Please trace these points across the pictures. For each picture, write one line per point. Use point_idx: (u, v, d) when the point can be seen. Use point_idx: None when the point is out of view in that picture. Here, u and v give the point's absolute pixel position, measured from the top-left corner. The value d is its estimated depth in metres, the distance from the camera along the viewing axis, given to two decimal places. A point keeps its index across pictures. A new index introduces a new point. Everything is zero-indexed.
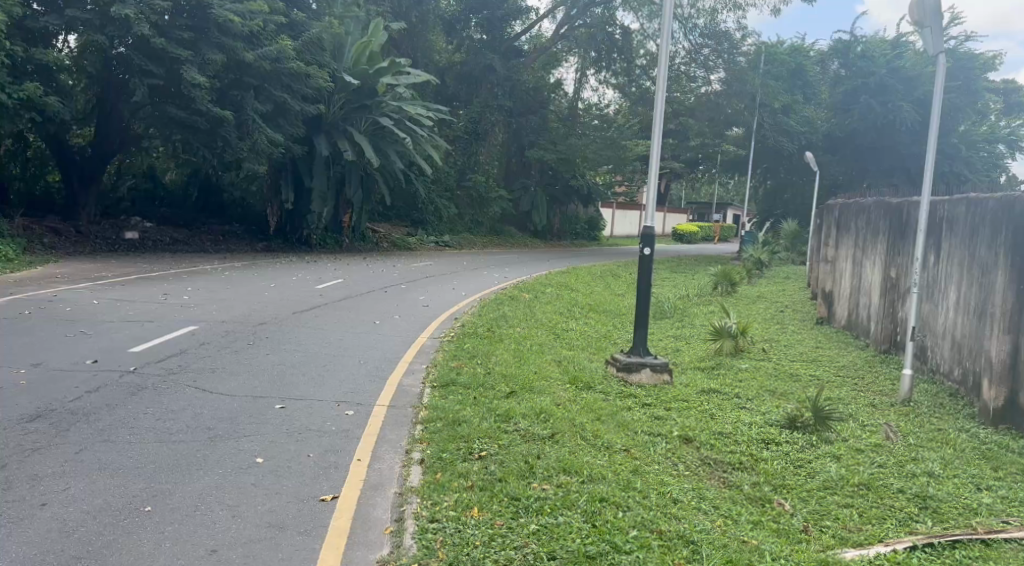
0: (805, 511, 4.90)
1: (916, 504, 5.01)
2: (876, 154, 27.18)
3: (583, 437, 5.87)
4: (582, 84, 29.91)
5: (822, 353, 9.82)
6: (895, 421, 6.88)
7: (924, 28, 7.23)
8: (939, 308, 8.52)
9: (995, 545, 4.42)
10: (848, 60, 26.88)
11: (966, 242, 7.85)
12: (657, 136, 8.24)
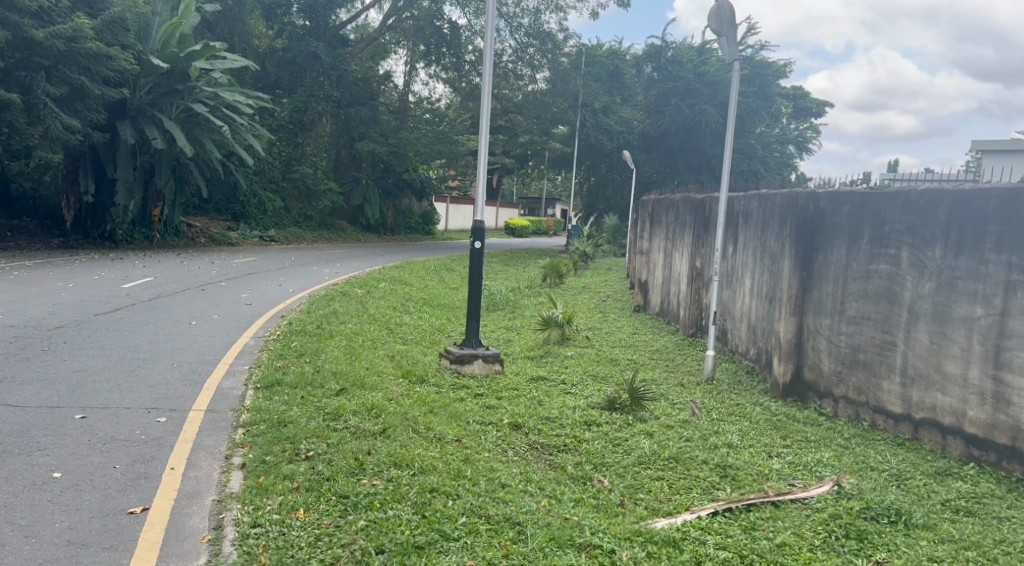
0: (622, 486, 5.22)
1: (717, 473, 5.49)
2: (686, 153, 29.28)
3: (414, 430, 5.89)
4: (411, 77, 29.75)
5: (640, 339, 10.46)
6: (701, 398, 7.48)
7: (720, 37, 7.87)
8: (738, 294, 9.35)
9: (783, 506, 4.94)
10: (660, 65, 28.87)
11: (759, 234, 8.67)
12: (483, 132, 8.38)
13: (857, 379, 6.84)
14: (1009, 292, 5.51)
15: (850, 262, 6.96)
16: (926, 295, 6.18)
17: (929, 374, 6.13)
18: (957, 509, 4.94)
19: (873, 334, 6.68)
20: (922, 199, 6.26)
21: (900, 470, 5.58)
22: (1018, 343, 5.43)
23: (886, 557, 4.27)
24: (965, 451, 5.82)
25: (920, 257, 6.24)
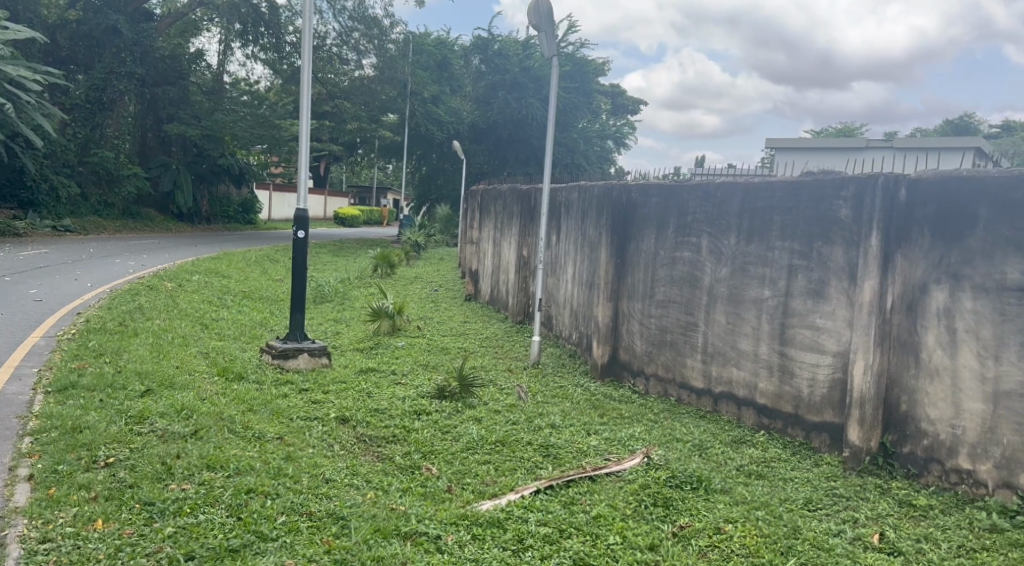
0: (449, 472, 5.28)
1: (540, 453, 5.69)
2: (513, 145, 29.91)
3: (230, 430, 5.61)
4: (226, 57, 28.15)
5: (470, 327, 10.59)
6: (527, 382, 7.72)
7: (539, 32, 8.11)
8: (561, 281, 9.73)
9: (599, 480, 5.21)
10: (487, 57, 29.38)
11: (580, 224, 9.04)
12: (302, 118, 8.11)
13: (665, 358, 7.36)
14: (791, 275, 6.13)
15: (659, 250, 7.46)
16: (723, 279, 6.75)
17: (727, 351, 6.71)
18: (750, 472, 5.44)
19: (680, 316, 7.20)
20: (719, 191, 6.81)
21: (702, 440, 6.06)
22: (798, 321, 6.06)
23: (689, 521, 4.63)
24: (757, 420, 6.42)
25: (718, 244, 6.80)
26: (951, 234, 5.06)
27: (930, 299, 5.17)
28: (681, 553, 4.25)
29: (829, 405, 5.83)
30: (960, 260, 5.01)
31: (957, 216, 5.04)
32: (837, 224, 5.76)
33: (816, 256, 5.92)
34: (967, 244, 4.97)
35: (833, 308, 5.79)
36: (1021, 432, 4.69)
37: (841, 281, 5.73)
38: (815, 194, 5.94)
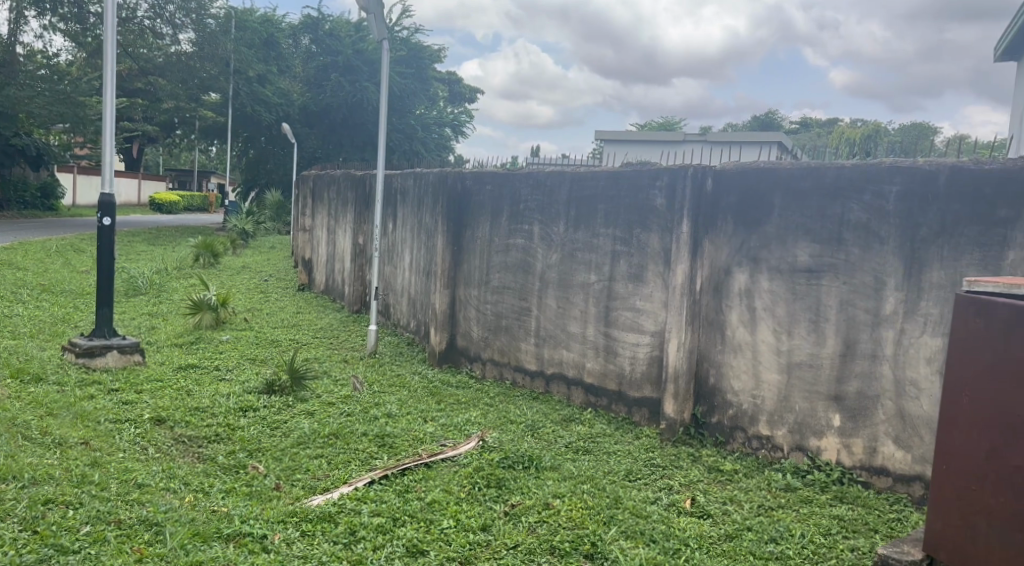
0: (278, 469, 5.09)
1: (375, 444, 5.62)
2: (348, 130, 29.17)
3: (25, 437, 5.09)
4: (18, 25, 25.30)
5: (302, 318, 10.26)
6: (362, 372, 7.60)
7: (367, 13, 7.95)
8: (398, 269, 9.64)
9: (434, 466, 5.24)
10: (318, 37, 28.55)
11: (415, 211, 9.00)
12: (106, 94, 7.46)
13: (500, 342, 7.51)
14: (614, 261, 6.44)
15: (492, 237, 7.57)
16: (553, 265, 6.97)
17: (557, 334, 6.95)
18: (578, 449, 5.69)
19: (514, 302, 7.37)
20: (548, 180, 7.01)
21: (534, 421, 6.25)
22: (621, 303, 6.38)
23: (520, 499, 4.77)
24: (585, 399, 6.71)
25: (548, 232, 7.01)
26: (751, 221, 5.52)
27: (734, 280, 5.62)
28: (511, 531, 4.37)
29: (648, 382, 6.20)
30: (759, 245, 5.48)
31: (755, 204, 5.50)
32: (654, 211, 6.11)
33: (636, 241, 6.25)
34: (765, 230, 5.44)
35: (651, 291, 6.14)
36: (810, 398, 5.21)
37: (658, 265, 6.09)
38: (634, 183, 6.26)
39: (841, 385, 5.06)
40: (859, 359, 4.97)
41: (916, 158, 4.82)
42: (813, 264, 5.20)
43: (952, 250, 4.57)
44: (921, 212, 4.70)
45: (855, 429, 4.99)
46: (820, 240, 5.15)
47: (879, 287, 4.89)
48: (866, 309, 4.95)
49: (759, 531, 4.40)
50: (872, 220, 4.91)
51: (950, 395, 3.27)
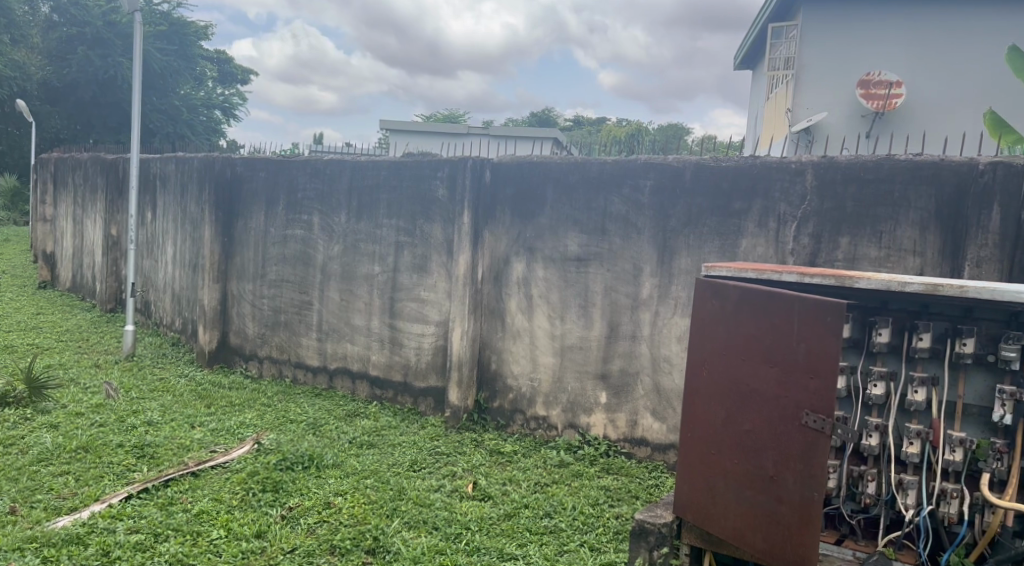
0: (12, 492, 4.49)
1: (133, 455, 5.13)
2: (101, 110, 26.32)
3: None
4: None
5: (43, 319, 9.13)
6: (117, 378, 6.90)
7: None
8: (160, 264, 8.87)
9: (203, 474, 4.90)
10: (59, 4, 25.41)
11: (178, 199, 8.33)
12: None
13: (279, 338, 7.19)
14: (396, 252, 6.40)
15: (268, 228, 7.22)
16: (335, 257, 6.79)
17: (339, 327, 6.78)
18: (362, 443, 5.59)
19: (291, 295, 7.09)
20: (327, 168, 6.79)
21: (315, 418, 6.05)
22: (405, 295, 6.36)
23: (299, 501, 4.60)
24: (369, 392, 6.62)
25: (328, 222, 6.81)
26: (527, 212, 5.74)
27: (512, 270, 5.82)
28: (288, 535, 4.20)
29: (432, 371, 6.24)
30: (533, 235, 5.71)
31: (529, 197, 5.72)
32: (435, 202, 6.14)
33: (418, 232, 6.26)
34: (539, 221, 5.68)
35: (435, 281, 6.19)
36: (580, 378, 5.54)
37: (441, 255, 6.15)
38: (414, 174, 6.25)
39: (607, 364, 5.43)
40: (622, 340, 5.36)
41: (667, 155, 5.26)
42: (581, 253, 5.51)
43: (698, 239, 5.05)
44: (673, 204, 5.14)
45: (620, 404, 5.38)
46: (588, 231, 5.48)
47: (638, 273, 5.29)
48: (627, 294, 5.34)
49: (535, 508, 4.60)
50: (632, 212, 5.30)
51: (694, 369, 3.62)
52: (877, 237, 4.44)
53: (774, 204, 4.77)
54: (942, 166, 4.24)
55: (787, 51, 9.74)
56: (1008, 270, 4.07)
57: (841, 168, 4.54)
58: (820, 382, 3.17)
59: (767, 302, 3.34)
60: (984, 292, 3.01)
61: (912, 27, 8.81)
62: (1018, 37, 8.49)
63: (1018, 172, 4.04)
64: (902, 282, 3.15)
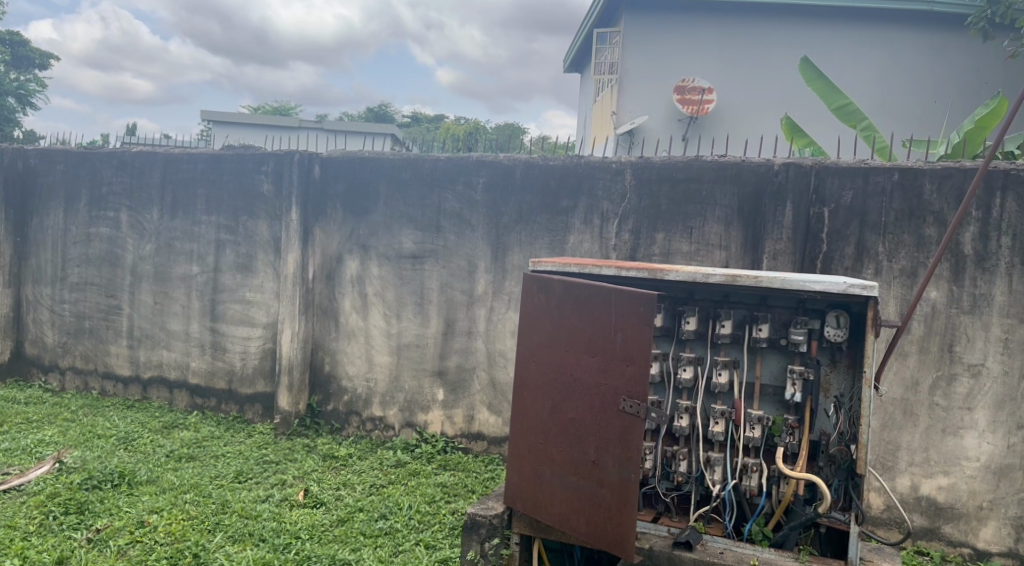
0: None
1: None
2: None
3: None
4: None
5: None
6: None
7: None
8: None
9: None
10: None
11: None
12: None
13: (83, 347, 6.60)
14: (218, 250, 6.05)
15: (69, 226, 6.60)
16: (147, 257, 6.32)
17: (154, 332, 6.32)
18: (181, 457, 5.24)
19: (98, 299, 6.52)
20: (136, 161, 6.30)
21: (127, 432, 5.60)
22: (228, 296, 6.03)
23: (108, 522, 4.24)
24: (189, 401, 6.22)
25: (140, 220, 6.33)
26: (358, 209, 5.62)
27: (345, 268, 5.68)
28: (94, 559, 3.86)
29: (260, 376, 5.96)
30: (366, 232, 5.61)
31: (360, 193, 5.61)
32: (260, 198, 5.87)
33: (242, 230, 5.95)
34: (372, 218, 5.59)
35: (261, 282, 5.92)
36: (417, 376, 5.50)
37: (267, 254, 5.89)
38: (236, 168, 5.94)
39: (443, 361, 5.43)
40: (458, 336, 5.38)
41: (497, 153, 5.34)
42: (416, 250, 5.47)
43: (529, 235, 5.17)
44: (504, 201, 5.22)
45: (457, 400, 5.40)
46: (421, 228, 5.45)
47: (472, 270, 5.33)
48: (462, 290, 5.36)
49: (370, 510, 4.52)
50: (465, 208, 5.33)
51: (521, 362, 3.69)
52: (689, 232, 4.73)
53: (597, 202, 4.97)
54: (743, 166, 4.60)
55: (611, 56, 10.08)
56: (800, 261, 4.49)
57: (656, 168, 4.80)
58: (636, 369, 3.32)
59: (588, 295, 3.46)
60: (775, 282, 3.29)
61: (723, 37, 9.50)
62: (811, 50, 9.36)
63: (807, 172, 4.47)
64: (706, 274, 3.38)
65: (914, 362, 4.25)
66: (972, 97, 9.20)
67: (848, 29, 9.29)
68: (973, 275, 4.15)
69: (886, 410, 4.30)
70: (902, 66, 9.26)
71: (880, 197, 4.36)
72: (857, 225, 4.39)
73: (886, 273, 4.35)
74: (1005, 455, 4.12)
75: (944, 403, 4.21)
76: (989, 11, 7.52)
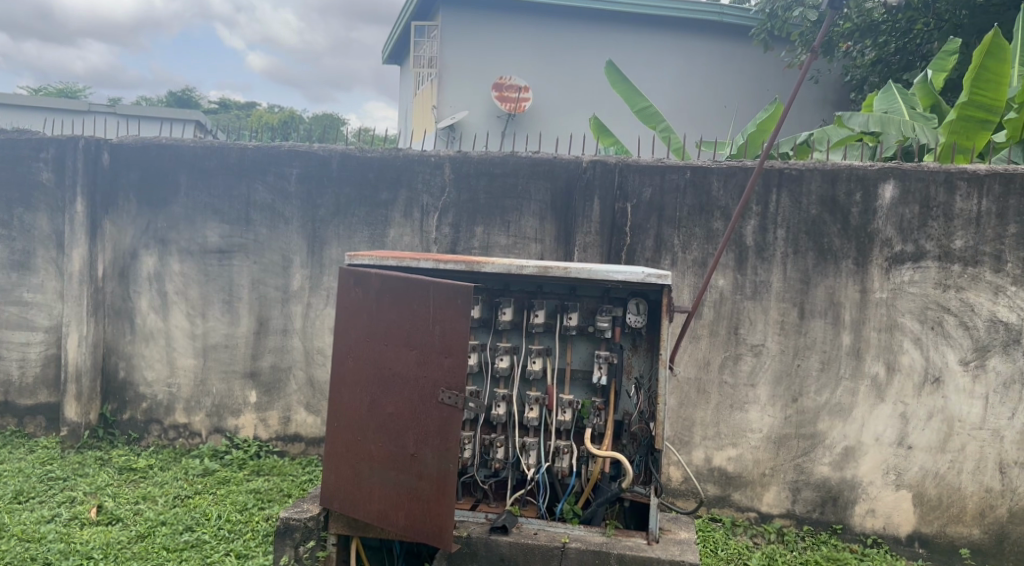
0: None
1: None
2: None
3: None
4: None
5: None
6: None
7: None
8: None
9: None
10: None
11: None
12: None
13: None
14: None
15: None
16: None
17: None
18: None
19: None
20: None
21: None
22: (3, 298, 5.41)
23: None
24: None
25: None
26: (156, 201, 5.23)
27: (141, 265, 5.26)
28: None
29: (43, 385, 5.39)
30: (166, 226, 5.23)
31: (159, 184, 5.22)
32: (39, 188, 5.30)
33: (18, 223, 5.35)
34: (172, 211, 5.22)
35: (42, 281, 5.35)
36: (226, 379, 5.22)
37: (48, 250, 5.34)
38: (9, 153, 5.33)
39: (255, 361, 5.19)
40: (272, 335, 5.16)
41: (312, 143, 5.17)
42: (223, 245, 5.18)
43: (346, 229, 5.05)
44: (318, 194, 5.07)
45: (271, 402, 5.18)
46: (228, 221, 5.17)
47: (286, 265, 5.13)
48: (275, 287, 5.15)
49: (173, 524, 4.23)
50: (276, 201, 5.12)
51: (338, 358, 3.60)
52: (506, 226, 4.84)
53: (416, 195, 4.95)
54: (554, 162, 4.77)
55: (429, 50, 10.09)
56: (607, 253, 4.74)
57: (474, 162, 4.87)
58: (453, 361, 3.35)
59: (405, 288, 3.45)
60: (582, 272, 3.45)
61: (540, 36, 9.79)
62: (619, 54, 9.89)
63: (612, 170, 4.72)
64: (519, 265, 3.48)
65: (705, 345, 4.64)
66: (758, 102, 10.13)
67: (652, 35, 9.90)
68: (754, 264, 4.58)
69: (683, 390, 4.67)
70: (697, 71, 10.03)
71: (676, 193, 4.68)
72: (656, 219, 4.69)
73: (681, 263, 4.67)
74: (783, 425, 4.58)
75: (733, 381, 4.62)
76: (769, 24, 8.31)
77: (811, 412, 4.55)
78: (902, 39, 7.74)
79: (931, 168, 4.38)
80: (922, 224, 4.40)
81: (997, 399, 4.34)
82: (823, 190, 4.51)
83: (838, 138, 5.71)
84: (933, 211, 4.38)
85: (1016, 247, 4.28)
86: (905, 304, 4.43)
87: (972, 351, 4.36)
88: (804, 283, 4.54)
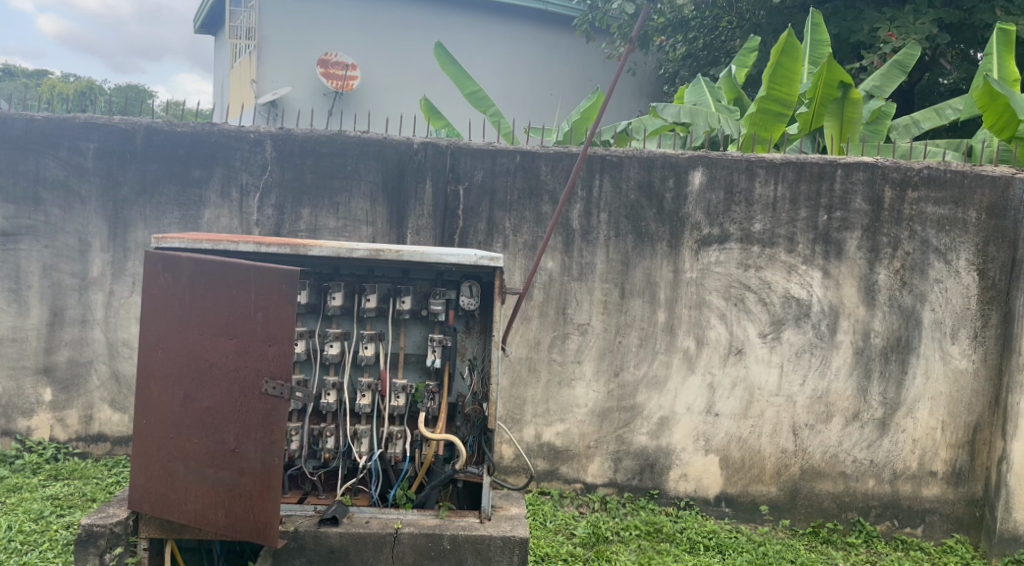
0: None
1: None
2: None
3: None
4: None
5: None
6: None
7: None
8: None
9: None
10: None
11: None
12: None
13: None
14: None
15: None
16: None
17: None
18: None
19: None
20: None
21: None
22: None
23: None
24: None
25: None
26: None
27: None
28: None
29: None
30: None
31: None
32: None
33: None
34: None
35: None
36: (15, 377, 4.67)
37: None
38: None
39: (50, 356, 4.68)
40: (69, 327, 4.68)
41: (111, 115, 4.72)
42: (8, 227, 4.62)
43: (154, 209, 4.66)
44: (121, 171, 4.64)
45: (69, 400, 4.71)
46: (12, 199, 4.61)
47: (84, 249, 4.66)
48: (72, 273, 4.67)
49: None
50: (71, 177, 4.63)
51: (145, 351, 3.32)
52: (334, 207, 4.68)
53: (234, 173, 4.67)
54: (384, 143, 4.67)
55: (247, 21, 9.52)
56: (440, 236, 4.72)
57: (298, 140, 4.66)
58: (277, 349, 3.20)
59: (223, 273, 3.23)
60: (415, 255, 3.40)
61: (365, 12, 9.51)
62: (447, 36, 9.84)
63: (443, 152, 4.70)
64: (348, 249, 3.37)
65: (535, 325, 4.78)
66: (580, 90, 10.51)
67: (479, 19, 9.95)
68: (579, 247, 4.76)
69: (514, 368, 4.79)
70: (523, 57, 10.22)
71: (506, 177, 4.74)
72: (487, 202, 4.73)
73: (512, 246, 4.74)
74: (606, 400, 4.81)
75: (560, 358, 4.79)
76: (590, 15, 8.60)
77: (630, 385, 4.81)
78: (709, 35, 8.36)
79: (734, 157, 4.74)
80: (727, 208, 4.76)
81: (790, 367, 4.80)
82: (641, 176, 4.75)
83: (653, 128, 6.01)
84: (736, 197, 4.75)
85: (807, 229, 4.74)
86: (712, 283, 4.78)
87: (769, 324, 4.79)
88: (624, 264, 4.77)
